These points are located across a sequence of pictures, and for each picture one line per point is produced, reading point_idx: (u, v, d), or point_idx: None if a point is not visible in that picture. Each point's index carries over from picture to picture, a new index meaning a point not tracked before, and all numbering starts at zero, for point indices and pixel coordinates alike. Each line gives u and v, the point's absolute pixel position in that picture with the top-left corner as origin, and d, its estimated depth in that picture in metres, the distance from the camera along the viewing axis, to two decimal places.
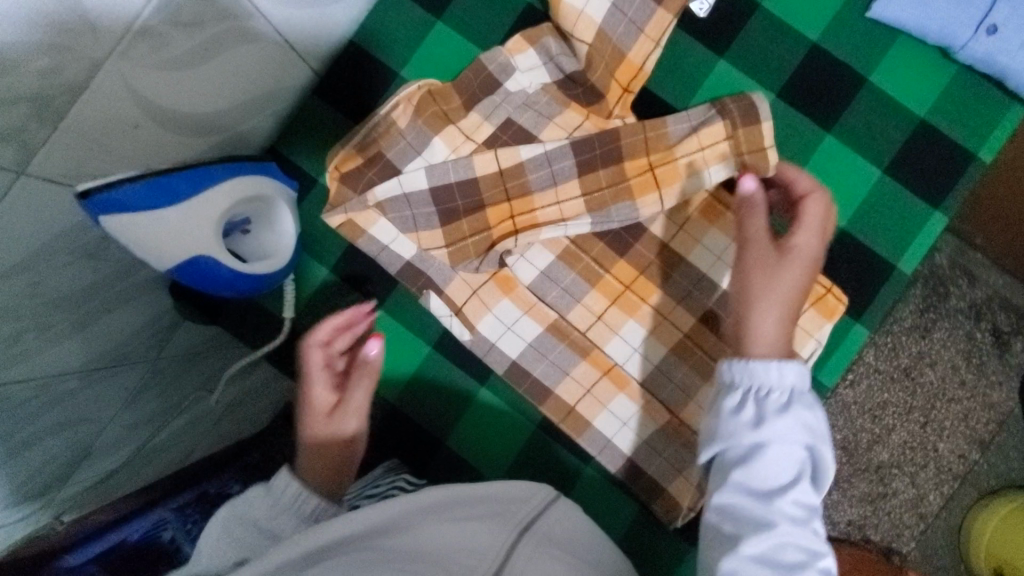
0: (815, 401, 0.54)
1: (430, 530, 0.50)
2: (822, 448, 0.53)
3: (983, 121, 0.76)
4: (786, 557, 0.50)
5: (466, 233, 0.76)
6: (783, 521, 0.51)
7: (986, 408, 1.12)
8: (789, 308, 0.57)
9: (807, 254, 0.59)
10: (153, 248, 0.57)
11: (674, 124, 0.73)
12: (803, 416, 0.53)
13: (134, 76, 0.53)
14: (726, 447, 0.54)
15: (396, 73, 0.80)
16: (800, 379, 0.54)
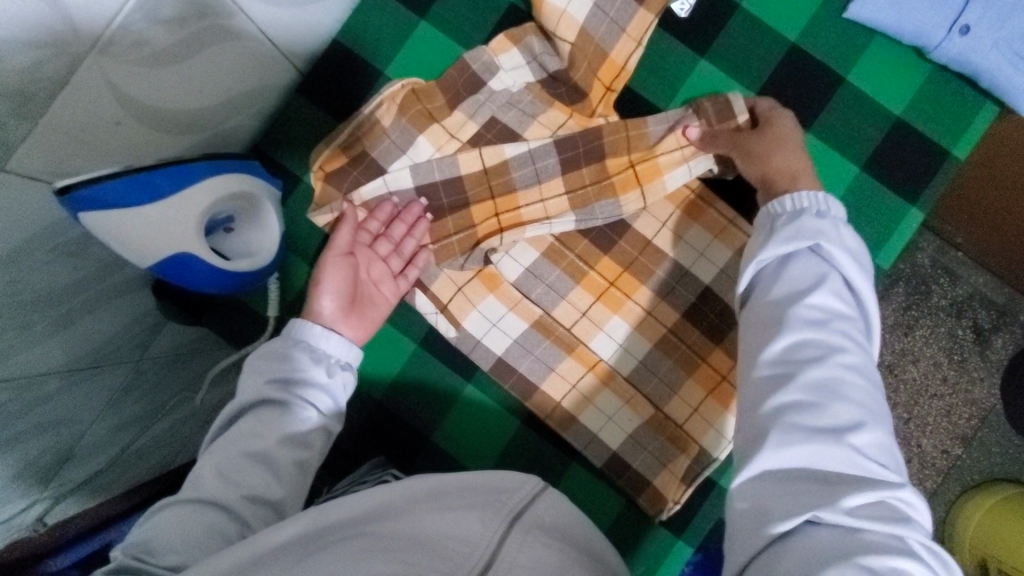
0: (830, 220, 0.59)
1: (421, 512, 0.49)
2: (834, 256, 0.57)
3: (956, 119, 0.78)
4: (804, 351, 0.52)
5: (452, 233, 0.76)
6: (803, 321, 0.53)
7: (968, 404, 1.14)
8: (793, 168, 0.67)
9: (782, 127, 0.70)
10: (133, 244, 0.56)
11: (655, 123, 0.74)
12: (810, 224, 0.58)
13: (114, 72, 0.53)
14: (760, 263, 0.59)
15: (380, 72, 0.80)
16: (816, 204, 0.60)
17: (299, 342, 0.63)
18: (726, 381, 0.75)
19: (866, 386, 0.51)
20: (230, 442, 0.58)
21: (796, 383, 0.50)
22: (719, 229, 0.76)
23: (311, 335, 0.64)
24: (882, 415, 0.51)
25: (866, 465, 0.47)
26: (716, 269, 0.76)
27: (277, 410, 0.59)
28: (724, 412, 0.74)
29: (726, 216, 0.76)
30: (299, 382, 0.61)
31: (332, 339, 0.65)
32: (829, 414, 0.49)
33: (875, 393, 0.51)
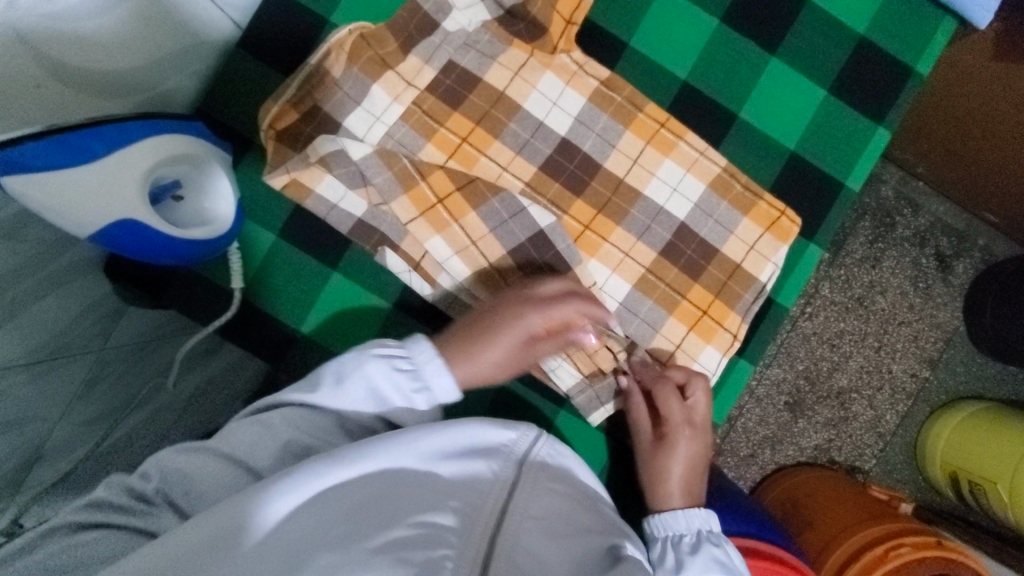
0: (721, 541, 0.66)
1: (394, 487, 0.53)
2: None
3: (919, 36, 0.77)
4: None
5: (435, 200, 0.73)
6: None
7: (933, 327, 1.18)
8: (683, 480, 0.72)
9: (680, 445, 0.72)
10: (74, 212, 0.52)
11: (564, 242, 0.74)
12: (710, 552, 0.65)
13: (25, 27, 0.48)
14: (656, 546, 0.68)
15: (325, 19, 0.75)
16: (704, 522, 0.68)
17: (410, 365, 0.67)
18: (707, 316, 0.75)
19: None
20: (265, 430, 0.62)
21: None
22: (690, 162, 0.75)
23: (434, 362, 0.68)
24: None
25: None
26: (690, 204, 0.75)
27: (330, 397, 0.65)
28: (706, 346, 0.75)
29: (696, 148, 0.75)
30: (368, 405, 0.66)
31: (439, 376, 0.67)
32: None
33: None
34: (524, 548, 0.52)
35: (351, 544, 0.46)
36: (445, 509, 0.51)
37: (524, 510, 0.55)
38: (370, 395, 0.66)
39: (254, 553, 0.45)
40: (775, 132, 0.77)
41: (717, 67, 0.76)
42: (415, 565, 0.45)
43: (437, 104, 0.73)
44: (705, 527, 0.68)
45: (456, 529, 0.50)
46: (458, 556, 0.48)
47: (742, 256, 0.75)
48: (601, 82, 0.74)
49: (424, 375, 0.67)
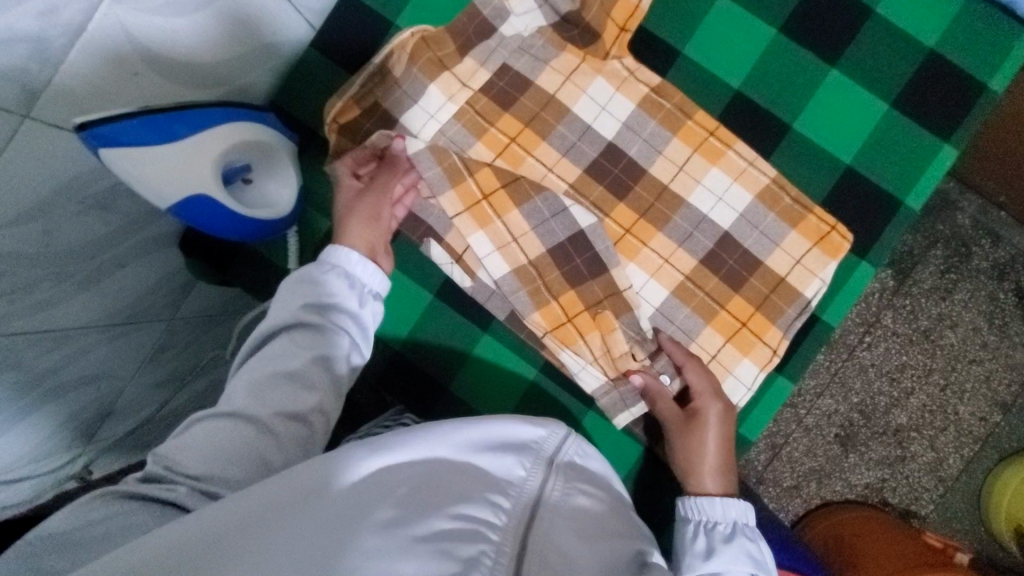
0: (755, 535, 0.66)
1: (436, 473, 0.53)
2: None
3: (995, 51, 0.73)
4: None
5: (481, 197, 0.76)
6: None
7: (1009, 369, 1.10)
8: (720, 462, 0.70)
9: (711, 417, 0.71)
10: (152, 186, 0.57)
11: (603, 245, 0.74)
12: (743, 544, 0.64)
13: (130, 22, 0.54)
14: (686, 525, 0.67)
15: (391, 22, 0.79)
16: (741, 514, 0.67)
17: (336, 268, 0.69)
18: (746, 328, 0.74)
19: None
20: (259, 361, 0.63)
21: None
22: (738, 172, 0.74)
23: (343, 259, 0.69)
24: None
25: None
26: (735, 214, 0.74)
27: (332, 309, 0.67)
28: (743, 359, 0.74)
29: (745, 158, 0.74)
30: (334, 304, 0.67)
31: (366, 269, 0.70)
32: None
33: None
34: (559, 547, 0.52)
35: (396, 529, 0.45)
36: (485, 504, 0.51)
37: (554, 509, 0.55)
38: (334, 290, 0.68)
39: (303, 524, 0.44)
40: (830, 145, 0.75)
41: (773, 77, 0.75)
42: (458, 560, 0.45)
43: (489, 105, 0.76)
44: (742, 519, 0.67)
45: (495, 527, 0.50)
46: (498, 551, 0.48)
47: (787, 270, 0.74)
48: (651, 89, 0.75)
49: (350, 268, 0.69)
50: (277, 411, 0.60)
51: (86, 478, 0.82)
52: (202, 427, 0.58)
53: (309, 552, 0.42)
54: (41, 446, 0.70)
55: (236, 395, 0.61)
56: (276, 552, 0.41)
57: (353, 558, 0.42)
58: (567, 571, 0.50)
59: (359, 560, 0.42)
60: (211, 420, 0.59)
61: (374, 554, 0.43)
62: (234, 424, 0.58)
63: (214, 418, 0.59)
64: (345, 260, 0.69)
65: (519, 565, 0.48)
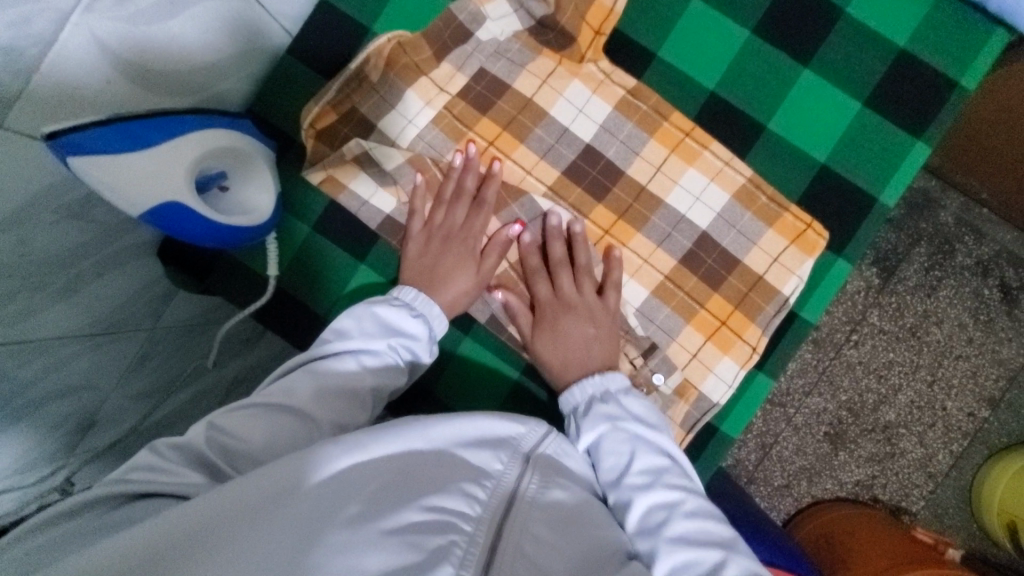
0: (612, 396, 0.69)
1: (407, 468, 0.53)
2: (633, 428, 0.66)
3: (964, 48, 0.75)
4: (652, 523, 0.60)
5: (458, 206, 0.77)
6: (636, 492, 0.62)
7: (994, 364, 1.11)
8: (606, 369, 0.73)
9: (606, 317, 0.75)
10: (125, 191, 0.57)
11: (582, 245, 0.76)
12: (600, 409, 0.67)
13: (102, 30, 0.54)
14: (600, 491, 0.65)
15: (368, 28, 0.80)
16: (597, 387, 0.70)
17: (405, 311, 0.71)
18: (725, 326, 0.74)
19: (708, 522, 0.60)
20: (331, 367, 0.64)
21: (664, 555, 0.57)
22: (714, 172, 0.75)
23: (419, 300, 0.72)
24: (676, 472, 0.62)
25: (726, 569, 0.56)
26: (713, 214, 0.75)
27: (389, 351, 0.69)
28: (723, 357, 0.74)
29: (721, 158, 0.75)
30: (405, 343, 0.70)
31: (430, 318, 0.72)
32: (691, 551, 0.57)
33: (716, 521, 0.60)
34: (533, 536, 0.51)
35: (362, 524, 0.45)
36: (457, 493, 0.51)
37: (531, 502, 0.54)
38: (407, 329, 0.70)
39: (269, 526, 0.44)
40: (805, 144, 0.76)
41: (747, 78, 0.76)
42: (425, 551, 0.45)
43: (467, 109, 0.76)
44: (600, 391, 0.70)
45: (469, 517, 0.50)
46: (470, 542, 0.48)
47: (765, 268, 0.74)
48: (627, 91, 0.76)
49: (417, 307, 0.72)
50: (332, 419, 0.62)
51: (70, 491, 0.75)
52: (250, 413, 0.59)
53: (275, 555, 0.42)
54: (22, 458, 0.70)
55: (299, 390, 0.62)
56: (245, 554, 0.41)
57: (320, 554, 0.42)
58: (540, 562, 0.50)
59: (325, 557, 0.42)
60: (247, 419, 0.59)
61: (339, 550, 0.43)
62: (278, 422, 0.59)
63: (271, 405, 0.60)
64: (421, 301, 0.72)
65: (492, 560, 0.47)
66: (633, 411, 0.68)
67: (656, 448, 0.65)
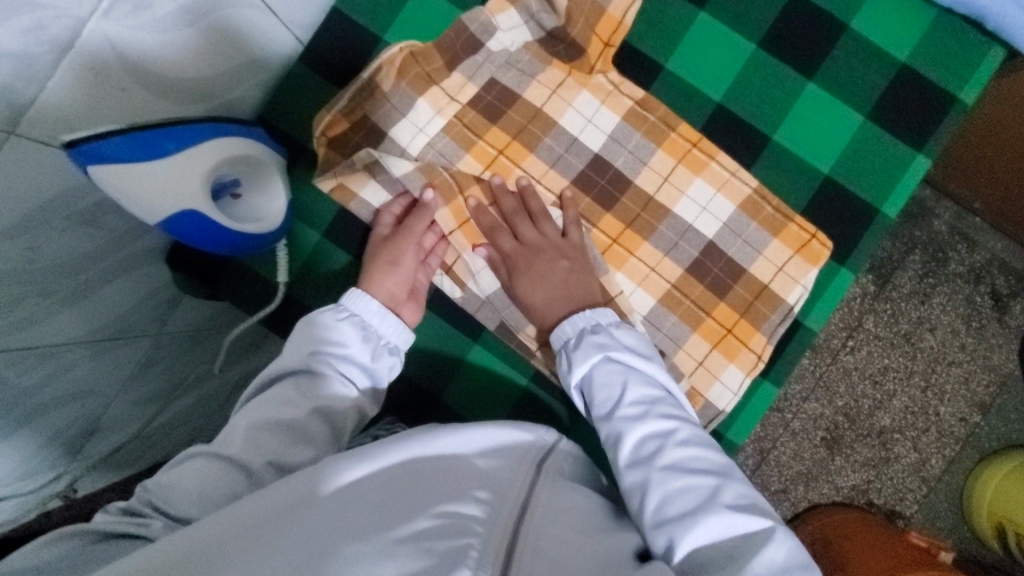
0: (603, 329, 0.70)
1: (422, 476, 0.54)
2: (623, 357, 0.67)
3: (963, 64, 0.76)
4: (645, 449, 0.62)
5: (470, 215, 0.78)
6: (628, 423, 0.63)
7: (986, 370, 1.13)
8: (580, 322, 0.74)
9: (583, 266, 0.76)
10: (141, 200, 0.57)
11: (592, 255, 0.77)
12: (589, 340, 0.69)
13: (118, 38, 0.54)
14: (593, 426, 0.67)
15: (379, 37, 0.80)
16: (587, 321, 0.71)
17: (354, 316, 0.71)
18: (731, 334, 0.75)
19: (701, 450, 0.61)
20: (270, 402, 0.63)
21: (659, 486, 0.59)
22: (721, 182, 0.76)
23: (363, 305, 0.71)
24: (673, 414, 0.64)
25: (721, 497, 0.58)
26: (719, 223, 0.76)
27: (348, 339, 0.69)
28: (730, 365, 0.75)
29: (727, 169, 0.76)
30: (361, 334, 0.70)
31: (386, 321, 0.71)
32: (687, 488, 0.59)
33: (710, 449, 0.62)
34: (551, 539, 0.51)
35: (377, 534, 0.45)
36: (469, 499, 0.51)
37: (542, 506, 0.54)
38: (359, 328, 0.70)
39: (284, 539, 0.44)
40: (809, 155, 0.77)
41: (753, 91, 0.78)
42: (438, 554, 0.44)
43: (477, 118, 0.77)
44: (591, 325, 0.71)
45: (480, 519, 0.49)
46: (484, 543, 0.47)
47: (771, 277, 0.76)
48: (635, 102, 0.77)
49: (364, 313, 0.71)
50: (276, 455, 0.60)
51: (71, 495, 0.86)
52: (193, 465, 0.58)
53: (293, 560, 0.41)
54: (24, 463, 0.69)
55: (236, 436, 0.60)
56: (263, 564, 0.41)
57: (337, 562, 0.42)
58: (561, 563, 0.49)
59: (342, 565, 0.41)
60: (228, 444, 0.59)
61: (355, 561, 0.42)
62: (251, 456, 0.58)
63: (216, 454, 0.59)
64: (364, 306, 0.71)
65: (510, 560, 0.46)
66: (624, 340, 0.69)
67: (648, 376, 0.67)
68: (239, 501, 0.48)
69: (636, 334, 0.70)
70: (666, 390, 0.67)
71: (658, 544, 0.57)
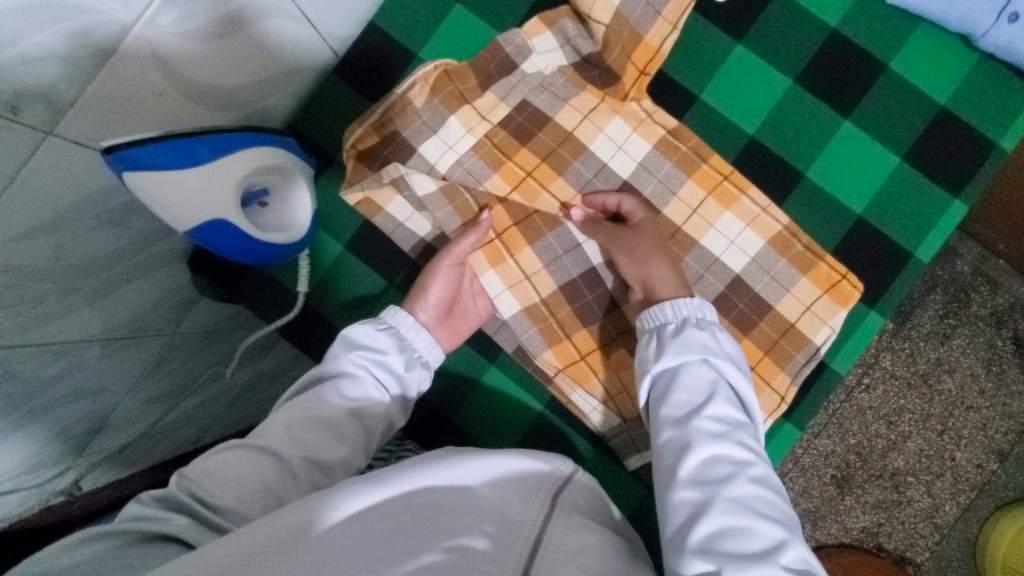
0: (707, 328, 0.66)
1: (433, 507, 0.52)
2: (720, 366, 0.63)
3: (1004, 109, 0.75)
4: (714, 468, 0.57)
5: (494, 237, 0.77)
6: (705, 436, 0.59)
7: (1005, 417, 1.10)
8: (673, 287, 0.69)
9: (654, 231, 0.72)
10: (169, 208, 0.57)
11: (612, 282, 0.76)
12: (695, 334, 0.64)
13: (161, 45, 0.55)
14: (659, 424, 0.62)
15: (414, 53, 0.81)
16: (694, 312, 0.66)
17: (391, 329, 0.70)
18: (754, 372, 0.74)
19: (770, 494, 0.57)
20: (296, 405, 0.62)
21: (719, 510, 0.55)
22: (750, 217, 0.75)
23: (400, 317, 0.70)
24: (753, 448, 0.60)
25: (778, 550, 0.53)
26: (747, 258, 0.75)
27: (383, 347, 0.68)
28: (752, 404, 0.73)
29: (758, 204, 0.75)
30: (395, 344, 0.69)
31: (421, 335, 0.70)
32: (747, 529, 0.54)
33: (777, 497, 0.58)
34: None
35: (385, 569, 0.43)
36: (478, 533, 0.50)
37: (556, 541, 0.52)
38: (395, 339, 0.69)
39: (292, 563, 0.42)
40: (842, 194, 0.76)
41: (788, 126, 0.77)
42: None
43: (507, 139, 0.77)
44: (694, 317, 0.67)
45: (488, 555, 0.48)
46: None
47: (797, 316, 0.74)
48: (668, 131, 0.76)
49: (400, 326, 0.70)
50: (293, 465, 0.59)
51: None
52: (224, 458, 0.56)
53: None
54: (31, 458, 0.69)
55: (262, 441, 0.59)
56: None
57: None
58: None
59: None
60: (241, 448, 0.58)
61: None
62: (262, 460, 0.57)
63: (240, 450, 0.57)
64: (401, 318, 0.70)
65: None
66: (725, 349, 0.65)
67: (736, 399, 0.62)
68: (246, 526, 0.44)
69: (736, 349, 0.66)
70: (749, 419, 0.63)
71: (697, 567, 0.53)
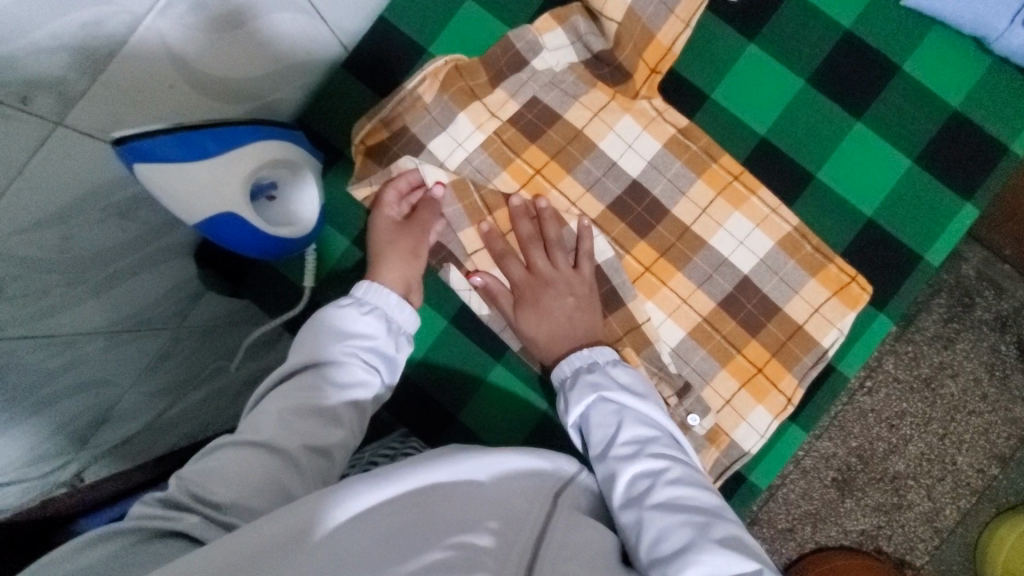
0: (599, 367, 0.69)
1: (440, 501, 0.52)
2: (615, 396, 0.66)
3: (1016, 113, 0.75)
4: (636, 489, 0.60)
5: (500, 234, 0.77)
6: (620, 464, 0.61)
7: (1008, 422, 1.10)
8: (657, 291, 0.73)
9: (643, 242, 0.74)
10: (181, 201, 0.58)
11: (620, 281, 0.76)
12: (584, 377, 0.68)
13: (173, 36, 0.54)
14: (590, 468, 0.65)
15: (424, 48, 0.80)
16: (586, 360, 0.70)
17: (376, 307, 0.69)
18: (761, 373, 0.74)
19: (693, 491, 0.59)
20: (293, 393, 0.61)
21: (650, 524, 0.56)
22: (760, 218, 0.74)
23: (381, 292, 0.70)
24: (665, 454, 0.61)
25: (710, 538, 0.54)
26: (755, 258, 0.74)
27: (369, 326, 0.68)
28: (758, 406, 0.73)
29: (768, 205, 0.74)
30: (381, 323, 0.69)
31: (405, 311, 0.70)
32: (676, 530, 0.55)
33: (701, 490, 0.59)
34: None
35: (388, 568, 0.43)
36: (482, 530, 0.50)
37: (560, 538, 0.53)
38: (377, 317, 0.69)
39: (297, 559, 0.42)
40: (852, 196, 0.76)
41: (798, 127, 0.76)
42: None
43: (516, 136, 0.77)
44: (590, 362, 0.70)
45: (493, 553, 0.48)
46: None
47: (805, 318, 0.74)
48: (678, 130, 0.76)
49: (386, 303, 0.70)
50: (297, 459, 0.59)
51: None
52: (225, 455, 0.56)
53: None
54: (34, 450, 0.69)
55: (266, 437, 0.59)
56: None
57: None
58: None
59: None
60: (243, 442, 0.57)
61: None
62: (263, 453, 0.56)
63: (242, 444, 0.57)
64: (381, 293, 0.70)
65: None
66: (618, 379, 0.67)
67: (644, 416, 0.65)
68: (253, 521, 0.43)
69: (632, 373, 0.69)
70: (663, 430, 0.64)
71: None
